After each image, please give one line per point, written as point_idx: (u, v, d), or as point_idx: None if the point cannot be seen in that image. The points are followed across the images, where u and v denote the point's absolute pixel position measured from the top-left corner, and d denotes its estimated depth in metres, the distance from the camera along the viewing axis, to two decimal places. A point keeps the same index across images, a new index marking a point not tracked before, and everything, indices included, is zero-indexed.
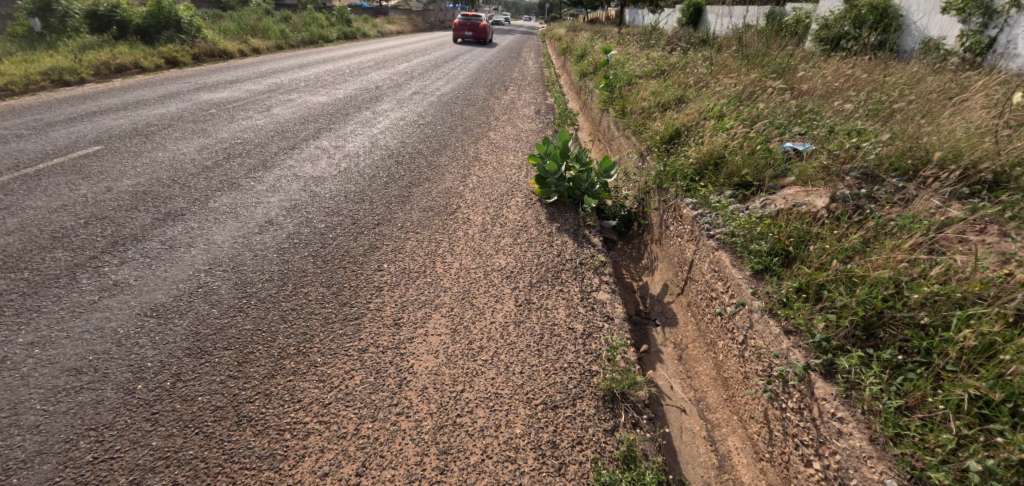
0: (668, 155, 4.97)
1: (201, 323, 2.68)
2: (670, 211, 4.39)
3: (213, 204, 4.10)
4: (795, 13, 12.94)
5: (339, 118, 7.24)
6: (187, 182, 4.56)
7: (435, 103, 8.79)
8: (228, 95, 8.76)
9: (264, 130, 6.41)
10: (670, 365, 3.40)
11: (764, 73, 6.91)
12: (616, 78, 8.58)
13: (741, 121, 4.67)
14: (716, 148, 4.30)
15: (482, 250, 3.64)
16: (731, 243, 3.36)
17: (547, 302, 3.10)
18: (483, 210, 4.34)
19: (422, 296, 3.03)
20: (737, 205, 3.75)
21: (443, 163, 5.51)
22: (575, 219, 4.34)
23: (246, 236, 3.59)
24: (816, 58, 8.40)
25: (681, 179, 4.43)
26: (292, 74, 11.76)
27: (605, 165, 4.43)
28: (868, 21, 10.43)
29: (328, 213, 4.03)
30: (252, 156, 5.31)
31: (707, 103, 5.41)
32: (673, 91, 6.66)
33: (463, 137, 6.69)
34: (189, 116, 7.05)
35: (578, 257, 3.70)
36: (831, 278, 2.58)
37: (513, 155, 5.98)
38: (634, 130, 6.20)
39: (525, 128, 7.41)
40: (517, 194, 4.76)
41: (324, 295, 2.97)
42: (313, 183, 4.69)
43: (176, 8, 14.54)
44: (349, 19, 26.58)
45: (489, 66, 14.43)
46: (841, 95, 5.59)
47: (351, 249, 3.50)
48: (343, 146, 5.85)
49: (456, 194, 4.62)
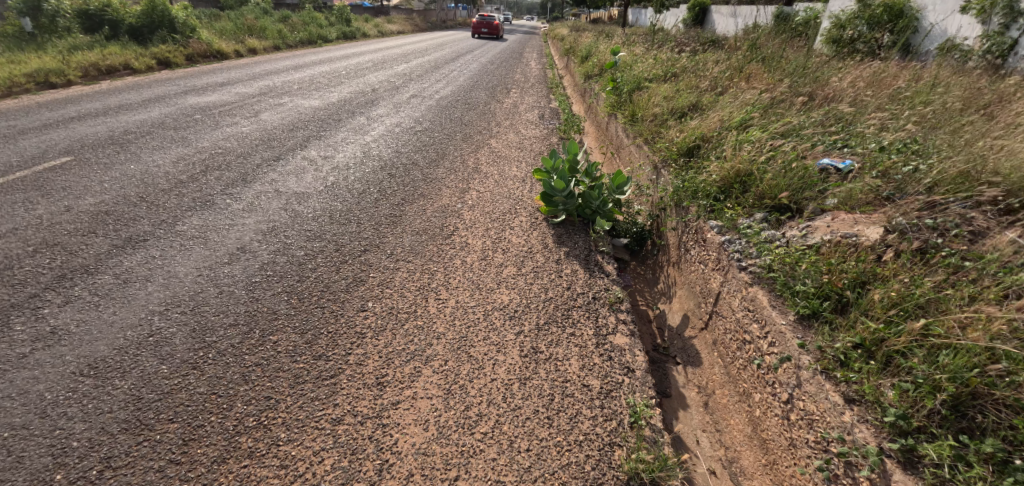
0: (687, 169, 4.52)
1: (145, 386, 2.28)
2: (691, 234, 3.96)
3: (180, 228, 3.67)
4: (806, 13, 12.45)
5: (330, 124, 6.79)
6: (155, 201, 4.13)
7: (434, 107, 8.35)
8: (216, 99, 8.31)
9: (248, 138, 5.97)
10: (694, 414, 2.98)
11: (784, 77, 6.44)
12: (624, 81, 8.13)
13: (768, 134, 4.23)
14: (743, 163, 3.84)
15: (482, 283, 3.20)
16: (768, 278, 2.92)
17: (558, 351, 2.67)
18: (483, 231, 3.90)
19: (410, 345, 2.60)
20: (771, 231, 3.31)
21: (441, 176, 5.07)
22: (586, 243, 3.89)
23: (212, 267, 3.16)
24: (834, 61, 7.94)
25: (703, 197, 3.98)
26: (286, 75, 11.33)
27: (618, 180, 3.99)
28: (883, 22, 9.96)
29: (308, 237, 3.59)
30: (231, 169, 4.87)
31: (728, 111, 4.95)
32: (687, 96, 6.21)
33: (463, 145, 6.24)
34: (171, 122, 6.62)
35: (591, 290, 3.26)
36: (908, 340, 2.19)
37: (516, 166, 5.53)
38: (646, 139, 5.75)
39: (528, 135, 6.96)
40: (521, 212, 4.31)
41: (296, 344, 2.55)
42: (296, 200, 4.25)
43: (169, 7, 14.09)
44: (349, 19, 26.13)
45: (491, 67, 13.95)
46: (871, 103, 5.14)
47: (332, 282, 3.07)
48: (332, 157, 5.40)
49: (454, 212, 4.18)
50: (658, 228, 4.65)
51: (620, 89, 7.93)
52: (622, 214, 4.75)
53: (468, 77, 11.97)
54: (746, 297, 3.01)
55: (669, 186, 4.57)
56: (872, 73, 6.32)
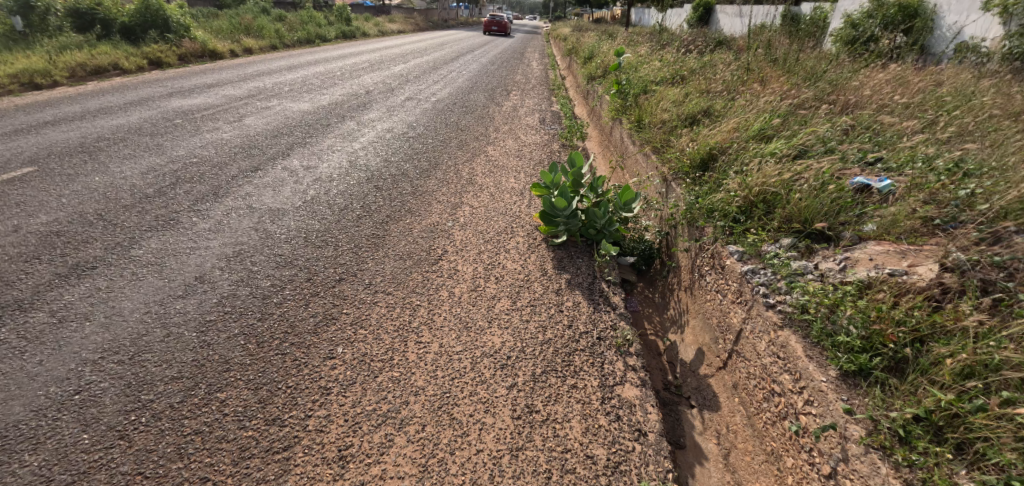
0: (701, 184, 4.12)
1: (59, 462, 1.96)
2: (707, 258, 3.56)
3: (135, 252, 3.28)
4: (815, 13, 12.05)
5: (318, 129, 6.37)
6: (114, 219, 3.73)
7: (429, 111, 7.94)
8: (202, 101, 7.91)
9: (228, 145, 5.56)
10: (713, 472, 2.62)
11: (801, 82, 6.04)
12: (629, 84, 7.72)
13: (791, 147, 3.83)
14: (767, 179, 3.44)
15: (471, 321, 2.80)
16: (802, 320, 2.52)
17: (556, 411, 2.30)
18: (475, 255, 3.49)
19: (382, 403, 2.23)
20: (802, 261, 2.92)
21: (432, 188, 4.67)
22: (589, 268, 3.50)
23: (162, 303, 2.77)
24: (850, 63, 7.53)
25: (720, 217, 3.59)
26: (278, 76, 10.92)
27: (626, 197, 3.68)
28: (897, 23, 9.58)
29: (277, 264, 3.19)
30: (203, 181, 4.46)
31: (745, 119, 4.55)
32: (698, 101, 5.80)
33: (458, 153, 5.83)
34: (149, 128, 6.22)
35: (596, 329, 2.87)
36: (989, 420, 1.89)
37: (514, 178, 5.13)
38: (654, 148, 5.35)
39: (528, 142, 6.55)
40: (519, 230, 3.91)
41: (247, 404, 2.18)
42: (270, 217, 3.84)
43: (162, 5, 13.72)
44: (349, 19, 25.71)
45: (491, 67, 13.54)
46: (897, 112, 4.75)
47: (298, 321, 2.68)
48: (316, 167, 4.98)
49: (443, 232, 3.78)
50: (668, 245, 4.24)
51: (625, 93, 7.53)
52: (629, 230, 4.33)
53: (467, 78, 11.56)
54: (775, 341, 2.62)
55: (680, 202, 4.17)
56: (894, 77, 5.92)
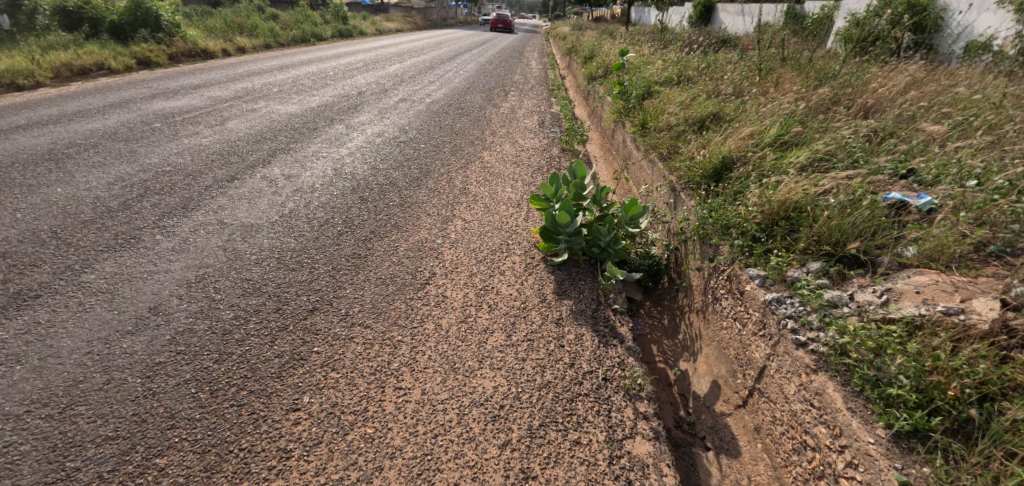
0: (715, 196, 3.78)
1: None
2: (723, 281, 3.22)
3: (85, 277, 2.94)
4: (820, 10, 11.75)
5: (304, 133, 6.02)
6: (69, 238, 3.39)
7: (423, 112, 7.60)
8: (186, 104, 7.56)
9: (206, 151, 5.21)
10: None
11: (815, 84, 5.71)
12: (632, 84, 7.38)
13: (813, 158, 3.51)
14: (790, 194, 3.11)
15: (460, 360, 2.46)
16: (840, 366, 2.23)
17: (553, 478, 2.00)
18: (467, 277, 3.16)
19: (351, 471, 1.94)
20: (834, 289, 2.59)
21: (422, 199, 4.33)
22: (593, 291, 3.16)
23: (107, 341, 2.44)
24: (862, 62, 7.19)
25: (738, 235, 3.26)
26: (269, 76, 10.55)
27: (632, 211, 3.44)
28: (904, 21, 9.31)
29: (242, 290, 2.85)
30: (173, 193, 4.12)
31: (760, 124, 4.21)
32: (707, 103, 5.47)
33: (451, 159, 5.48)
34: (125, 133, 5.87)
35: (602, 368, 2.54)
36: None
37: (511, 186, 4.79)
38: (661, 154, 5.01)
39: (526, 146, 6.20)
40: (515, 248, 3.57)
41: (190, 474, 1.90)
42: (242, 234, 3.49)
43: (153, 4, 13.36)
44: (345, 17, 25.32)
45: (488, 66, 13.18)
46: (922, 116, 4.44)
47: (261, 362, 2.34)
48: (297, 176, 4.63)
49: (432, 250, 3.44)
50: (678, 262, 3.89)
51: (629, 95, 7.19)
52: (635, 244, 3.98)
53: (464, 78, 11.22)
54: (808, 386, 2.28)
55: (691, 214, 3.83)
56: (912, 79, 5.60)
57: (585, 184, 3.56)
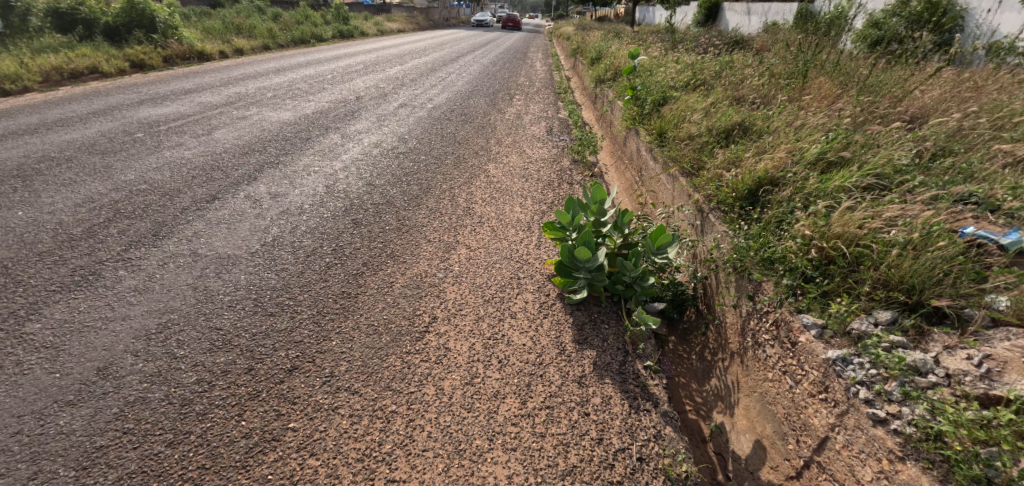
0: (752, 222, 3.35)
1: None
2: (766, 325, 2.80)
3: (29, 327, 2.54)
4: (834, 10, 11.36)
5: (296, 144, 5.58)
6: (20, 274, 2.98)
7: (424, 119, 7.19)
8: (173, 110, 7.13)
9: (188, 166, 4.79)
10: None
11: (846, 89, 5.28)
12: (645, 88, 6.95)
13: (865, 179, 3.10)
14: (847, 227, 2.69)
15: (464, 438, 2.11)
16: (936, 455, 2.00)
17: None
18: (472, 322, 2.73)
19: None
20: (912, 349, 2.25)
21: (422, 220, 3.91)
22: (619, 339, 2.73)
23: (42, 416, 2.08)
24: (889, 63, 6.77)
25: (784, 272, 2.84)
26: (264, 79, 10.12)
27: (659, 239, 3.03)
28: (924, 20, 8.93)
29: (209, 344, 2.45)
30: (145, 217, 3.70)
31: (798, 140, 3.79)
32: (731, 111, 5.04)
33: (454, 173, 5.06)
34: (103, 144, 5.45)
35: (635, 445, 2.16)
36: None
37: (520, 206, 4.35)
38: (684, 169, 4.59)
39: (535, 157, 5.77)
40: (527, 283, 3.14)
41: None
42: (218, 269, 3.07)
43: (149, 5, 12.96)
44: (346, 17, 24.90)
45: (491, 68, 12.75)
46: (972, 128, 4.03)
47: (223, 444, 2.01)
48: (284, 194, 4.20)
49: (433, 287, 3.01)
50: (703, 290, 3.36)
51: (642, 100, 6.76)
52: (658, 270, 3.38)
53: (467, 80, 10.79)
54: (892, 476, 2.05)
55: (722, 240, 3.38)
56: (951, 85, 5.20)
57: (606, 210, 3.14)
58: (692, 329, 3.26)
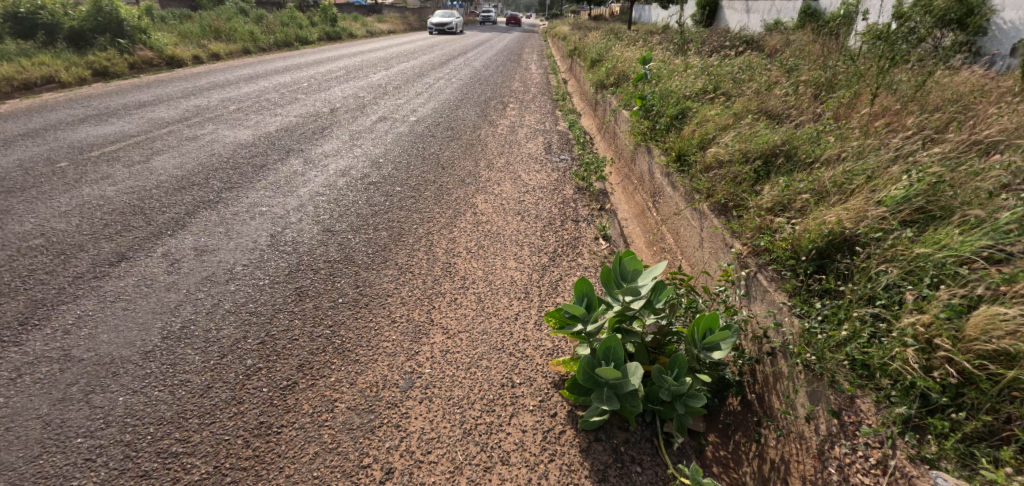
0: (823, 296, 2.52)
1: None
2: (864, 463, 2.01)
3: None
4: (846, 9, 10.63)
5: (247, 173, 4.69)
6: None
7: (404, 135, 6.32)
8: (116, 130, 6.22)
9: (106, 208, 3.90)
10: None
11: (900, 103, 4.46)
12: (656, 98, 6.11)
13: (985, 243, 2.29)
14: (986, 334, 1.96)
15: None
16: None
17: None
18: (447, 479, 1.93)
19: None
20: None
21: (387, 283, 3.03)
22: None
23: None
24: (932, 66, 5.95)
25: (892, 392, 2.07)
26: (233, 88, 9.19)
27: (712, 328, 2.22)
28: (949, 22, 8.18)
29: None
30: (20, 291, 2.83)
31: (873, 181, 2.96)
32: (766, 133, 4.21)
33: (435, 207, 4.14)
34: (15, 178, 4.55)
35: None
36: None
37: (517, 255, 3.45)
38: (716, 206, 3.74)
39: (532, 183, 4.89)
40: (524, 393, 2.28)
41: None
42: (91, 384, 2.22)
43: (115, 7, 11.93)
44: (335, 18, 23.96)
45: (483, 73, 11.86)
46: None
47: None
48: (214, 249, 3.32)
49: (394, 408, 2.16)
50: (755, 380, 2.49)
51: (654, 113, 5.89)
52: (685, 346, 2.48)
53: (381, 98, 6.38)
54: None
55: (784, 316, 2.54)
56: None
57: (640, 290, 2.26)
58: (742, 432, 2.37)
